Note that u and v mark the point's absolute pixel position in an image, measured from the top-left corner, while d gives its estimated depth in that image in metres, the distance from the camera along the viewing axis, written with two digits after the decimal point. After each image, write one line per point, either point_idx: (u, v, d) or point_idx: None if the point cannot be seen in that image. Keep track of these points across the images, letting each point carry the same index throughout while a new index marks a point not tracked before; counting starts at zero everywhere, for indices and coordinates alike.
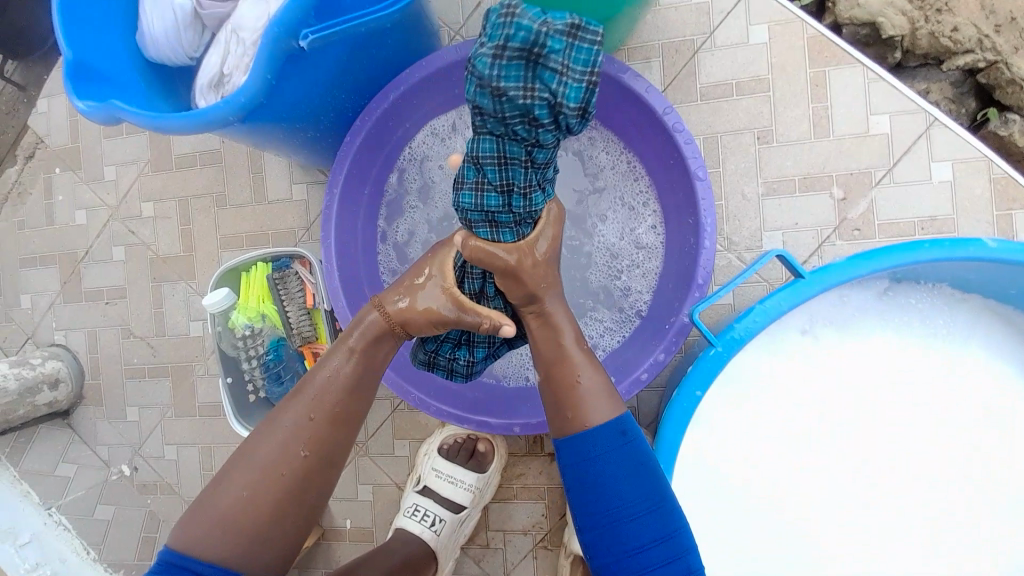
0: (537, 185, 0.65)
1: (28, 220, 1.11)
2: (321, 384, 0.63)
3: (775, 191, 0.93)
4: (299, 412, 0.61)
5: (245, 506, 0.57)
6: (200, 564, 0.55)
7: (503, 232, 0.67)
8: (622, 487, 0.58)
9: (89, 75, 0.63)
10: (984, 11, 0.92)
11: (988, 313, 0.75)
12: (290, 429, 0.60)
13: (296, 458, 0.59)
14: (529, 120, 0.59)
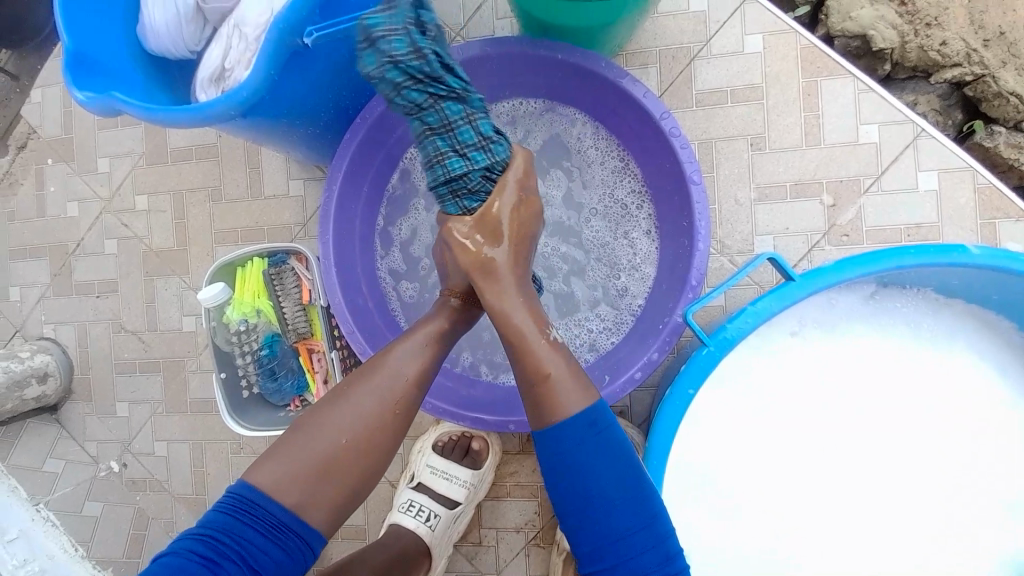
0: (454, 152, 0.68)
1: (19, 212, 1.10)
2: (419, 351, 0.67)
3: (767, 197, 0.94)
4: (399, 374, 0.65)
5: (333, 449, 0.60)
6: (275, 504, 0.56)
7: (448, 206, 0.70)
8: (593, 469, 0.58)
9: (88, 66, 0.62)
10: (973, 26, 0.95)
11: (973, 317, 0.77)
12: (389, 388, 0.63)
13: (388, 417, 0.63)
14: (395, 90, 0.64)
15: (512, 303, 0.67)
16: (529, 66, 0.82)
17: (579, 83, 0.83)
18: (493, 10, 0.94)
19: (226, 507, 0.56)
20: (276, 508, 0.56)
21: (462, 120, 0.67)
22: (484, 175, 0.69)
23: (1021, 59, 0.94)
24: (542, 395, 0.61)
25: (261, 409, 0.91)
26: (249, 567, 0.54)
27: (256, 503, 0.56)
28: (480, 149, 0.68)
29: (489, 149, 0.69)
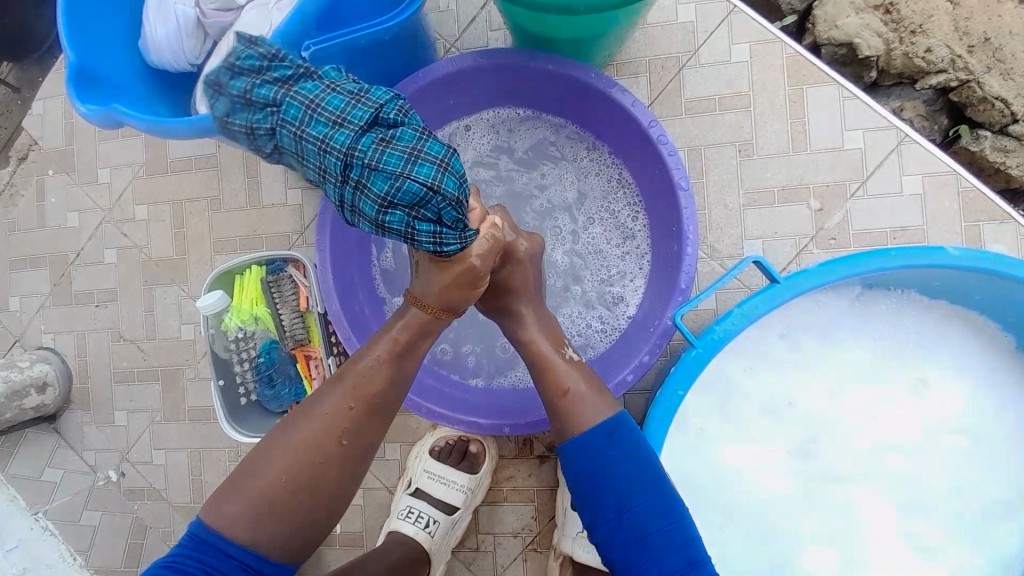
0: (334, 130, 0.57)
1: (19, 222, 1.11)
2: (364, 379, 0.66)
3: (756, 202, 0.96)
4: (339, 404, 0.65)
5: (273, 487, 0.62)
6: (215, 536, 0.60)
7: (368, 208, 0.59)
8: (615, 479, 0.62)
9: (91, 81, 0.64)
10: (957, 33, 0.97)
11: (960, 321, 0.78)
12: (327, 422, 0.64)
13: (332, 448, 0.64)
14: (249, 104, 0.58)
15: (524, 339, 0.73)
16: (521, 77, 0.84)
17: (570, 92, 0.84)
18: (487, 21, 0.97)
19: (175, 550, 0.60)
20: (217, 539, 0.60)
21: (322, 92, 0.57)
22: (378, 139, 0.58)
23: (1005, 65, 0.97)
24: (559, 414, 0.67)
25: (259, 417, 0.91)
26: None
27: (201, 538, 0.60)
28: (355, 108, 0.57)
29: (366, 101, 0.58)
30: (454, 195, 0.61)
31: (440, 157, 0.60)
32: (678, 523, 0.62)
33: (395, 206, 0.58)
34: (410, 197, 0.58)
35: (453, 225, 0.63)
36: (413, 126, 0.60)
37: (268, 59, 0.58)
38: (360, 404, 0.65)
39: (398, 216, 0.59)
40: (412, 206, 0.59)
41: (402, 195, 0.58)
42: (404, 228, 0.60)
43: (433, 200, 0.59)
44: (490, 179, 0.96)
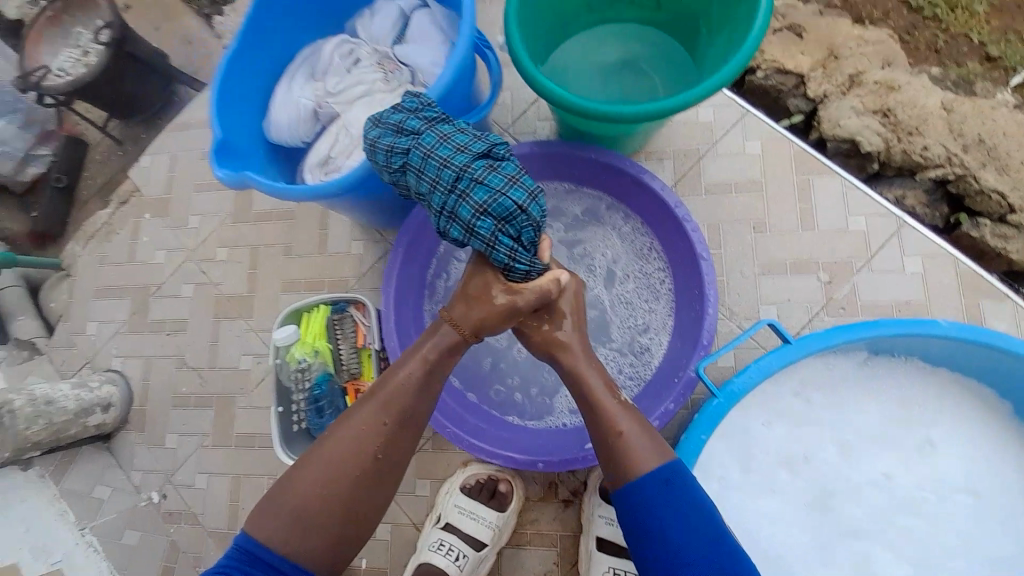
0: (456, 153, 0.69)
1: (110, 256, 1.27)
2: (400, 399, 0.73)
3: (771, 272, 1.07)
4: (375, 420, 0.71)
5: (315, 502, 0.68)
6: (262, 550, 0.66)
7: (465, 214, 0.69)
8: (670, 533, 0.64)
9: (228, 151, 0.78)
10: (951, 134, 1.12)
11: (963, 389, 0.85)
12: (364, 437, 0.70)
13: (369, 462, 0.70)
14: (399, 130, 0.71)
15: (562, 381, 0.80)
16: (566, 160, 0.99)
17: (607, 173, 0.99)
18: (535, 113, 1.15)
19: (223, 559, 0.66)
20: (263, 552, 0.66)
21: (454, 131, 0.71)
22: (488, 164, 0.69)
23: (1000, 161, 1.10)
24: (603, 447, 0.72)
25: (308, 444, 0.98)
26: None
27: (249, 550, 0.66)
28: (476, 142, 0.70)
29: (484, 139, 0.71)
30: (536, 220, 0.71)
31: (530, 187, 0.71)
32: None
33: (488, 215, 0.68)
34: (501, 210, 0.68)
35: (528, 247, 0.73)
36: (516, 162, 0.72)
37: (424, 104, 0.73)
38: (395, 424, 0.72)
39: (487, 224, 0.69)
40: (501, 218, 0.69)
41: (497, 207, 0.68)
42: (488, 235, 0.70)
43: (520, 217, 0.69)
44: None
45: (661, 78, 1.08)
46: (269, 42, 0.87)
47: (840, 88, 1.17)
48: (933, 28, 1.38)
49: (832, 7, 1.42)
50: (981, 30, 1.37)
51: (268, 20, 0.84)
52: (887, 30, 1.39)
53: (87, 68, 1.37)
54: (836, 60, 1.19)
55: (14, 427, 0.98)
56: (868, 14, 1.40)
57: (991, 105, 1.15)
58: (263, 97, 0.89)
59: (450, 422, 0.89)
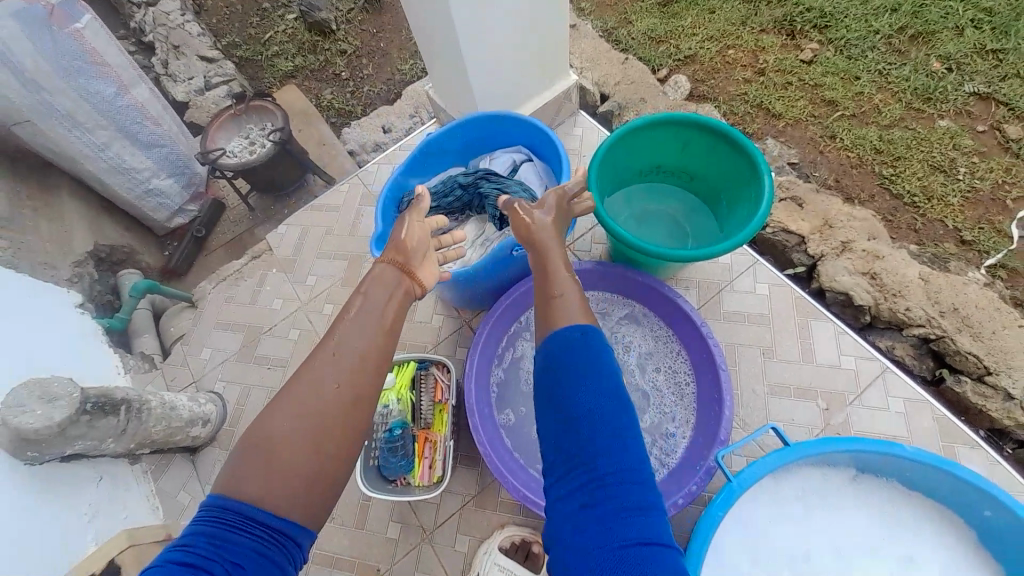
0: None
1: (235, 297, 1.58)
2: (356, 343, 0.70)
3: (777, 392, 1.30)
4: (340, 349, 0.70)
5: (288, 445, 0.62)
6: (238, 504, 0.58)
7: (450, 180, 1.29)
8: (573, 387, 0.62)
9: (383, 240, 1.13)
10: (929, 301, 1.39)
11: (937, 514, 1.01)
12: (334, 369, 0.67)
13: (347, 396, 0.66)
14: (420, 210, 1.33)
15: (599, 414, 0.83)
16: (618, 277, 1.29)
17: (648, 291, 1.28)
18: (592, 239, 1.49)
19: (191, 527, 0.57)
20: (241, 506, 0.58)
21: None
22: None
23: (971, 329, 1.35)
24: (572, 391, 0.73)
25: (378, 476, 1.19)
26: (234, 563, 0.54)
27: (222, 505, 0.58)
28: None
29: None
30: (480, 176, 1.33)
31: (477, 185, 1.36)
32: (623, 436, 0.59)
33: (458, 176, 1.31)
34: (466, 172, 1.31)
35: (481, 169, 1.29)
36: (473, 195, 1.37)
37: None
38: (365, 361, 0.69)
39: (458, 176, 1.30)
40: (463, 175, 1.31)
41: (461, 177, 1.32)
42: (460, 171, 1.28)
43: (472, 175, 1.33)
44: None
45: (678, 212, 1.45)
46: (417, 173, 1.29)
47: (835, 251, 1.49)
48: (912, 212, 1.74)
49: (829, 185, 1.81)
50: (955, 218, 1.71)
51: (419, 160, 1.26)
52: (874, 209, 1.75)
53: (253, 156, 1.85)
54: (831, 229, 1.53)
55: (144, 424, 1.18)
56: (858, 195, 1.78)
57: (964, 281, 1.41)
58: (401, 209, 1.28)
59: (511, 474, 1.08)
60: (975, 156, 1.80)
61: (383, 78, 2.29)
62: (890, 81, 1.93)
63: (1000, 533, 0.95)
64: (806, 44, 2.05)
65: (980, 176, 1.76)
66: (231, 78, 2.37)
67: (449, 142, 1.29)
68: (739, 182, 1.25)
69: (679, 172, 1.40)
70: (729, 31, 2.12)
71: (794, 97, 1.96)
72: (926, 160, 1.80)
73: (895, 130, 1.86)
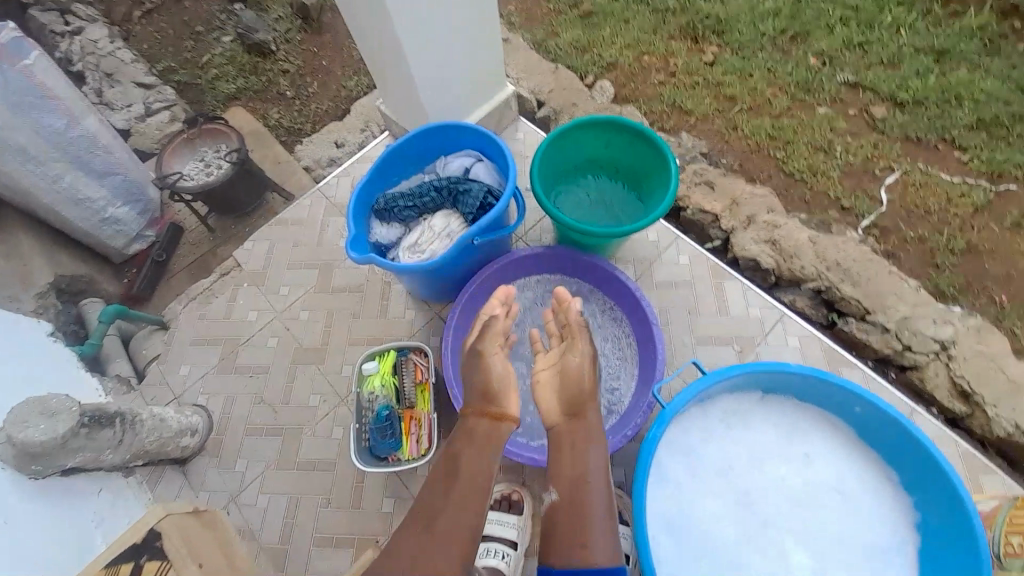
0: None
1: (208, 313, 1.66)
2: (451, 510, 0.92)
3: (702, 344, 1.58)
4: (434, 515, 0.92)
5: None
6: None
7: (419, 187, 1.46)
8: None
9: (356, 241, 1.30)
10: (818, 260, 1.70)
11: (825, 417, 1.29)
12: (428, 534, 0.88)
13: (440, 553, 0.86)
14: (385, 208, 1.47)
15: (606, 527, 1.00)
16: (565, 259, 1.52)
17: (590, 269, 1.51)
18: (540, 230, 1.71)
19: None
20: None
21: None
22: None
23: (848, 278, 1.67)
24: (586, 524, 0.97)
25: (368, 455, 1.33)
26: None
27: None
28: None
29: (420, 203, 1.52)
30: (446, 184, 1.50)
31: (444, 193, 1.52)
32: None
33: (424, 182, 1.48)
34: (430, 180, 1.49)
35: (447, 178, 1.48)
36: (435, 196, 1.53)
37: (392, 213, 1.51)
38: (455, 528, 0.90)
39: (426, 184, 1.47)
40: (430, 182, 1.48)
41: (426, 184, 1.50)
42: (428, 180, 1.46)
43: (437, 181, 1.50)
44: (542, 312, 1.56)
45: (612, 196, 1.65)
46: (380, 181, 1.46)
47: (742, 224, 1.79)
48: (802, 186, 2.06)
49: (734, 169, 2.12)
50: (835, 189, 2.03)
51: (382, 169, 1.44)
52: (771, 188, 2.08)
53: (214, 178, 1.92)
54: (738, 206, 1.82)
55: (139, 436, 1.26)
56: (758, 176, 2.10)
57: (842, 240, 1.74)
58: (368, 214, 1.45)
59: None
60: (849, 136, 2.14)
61: (330, 95, 2.39)
62: (777, 77, 2.27)
63: (866, 422, 1.23)
64: (708, 49, 2.37)
65: (856, 152, 2.10)
66: (172, 103, 2.39)
67: (408, 151, 1.46)
68: (657, 170, 1.48)
69: (608, 167, 1.64)
70: (643, 39, 2.41)
71: (701, 96, 2.27)
72: (810, 142, 2.13)
73: (784, 119, 2.20)
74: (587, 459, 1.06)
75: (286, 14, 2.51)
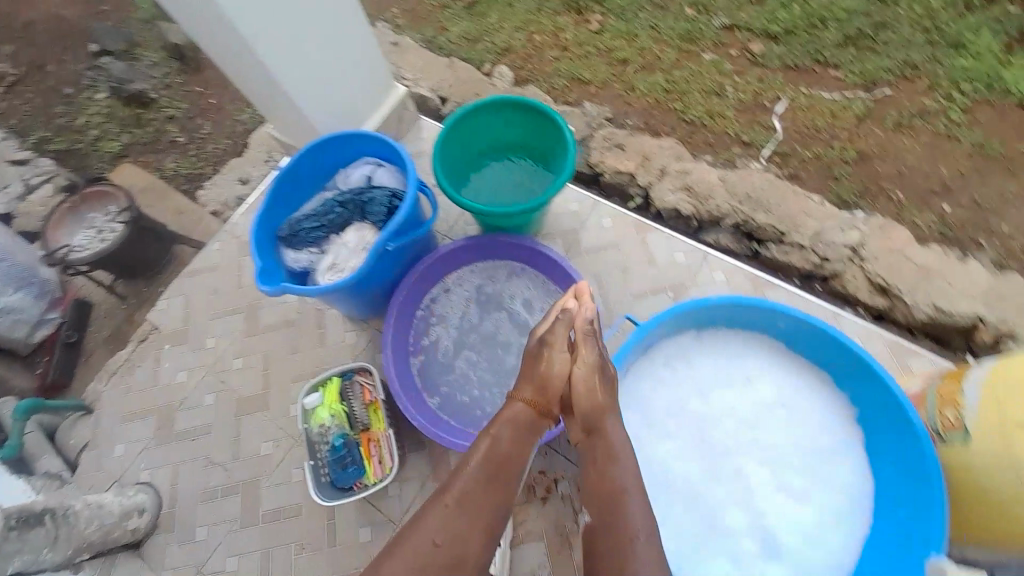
0: None
1: (134, 385, 1.55)
2: (469, 494, 1.03)
3: (639, 298, 1.66)
4: (451, 501, 1.02)
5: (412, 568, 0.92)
6: None
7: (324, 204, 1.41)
8: None
9: (265, 274, 1.24)
10: (731, 197, 1.78)
11: (758, 337, 1.35)
12: (446, 522, 0.98)
13: (455, 536, 0.97)
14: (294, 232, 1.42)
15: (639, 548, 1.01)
16: (490, 247, 1.53)
17: (516, 251, 1.52)
18: (465, 223, 1.70)
19: None
20: None
21: None
22: None
23: (759, 207, 1.76)
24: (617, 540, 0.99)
25: (331, 487, 1.29)
26: None
27: None
28: None
29: None
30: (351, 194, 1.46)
31: None
32: None
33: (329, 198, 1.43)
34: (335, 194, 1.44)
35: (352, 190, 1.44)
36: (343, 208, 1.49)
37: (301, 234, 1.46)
38: (473, 516, 1.00)
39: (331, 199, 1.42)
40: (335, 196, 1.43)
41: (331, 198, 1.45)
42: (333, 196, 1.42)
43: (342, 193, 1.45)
44: (481, 301, 1.56)
45: (520, 175, 1.64)
46: (281, 207, 1.41)
47: (657, 177, 1.84)
48: (704, 132, 2.15)
49: (641, 128, 2.19)
50: (735, 127, 2.14)
51: (279, 195, 1.38)
52: (676, 138, 2.16)
53: (106, 244, 1.84)
54: (650, 161, 1.88)
55: (74, 527, 1.27)
56: (664, 130, 2.18)
57: (748, 172, 1.82)
58: (275, 242, 1.39)
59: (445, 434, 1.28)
60: (737, 75, 2.24)
61: (225, 132, 2.26)
62: (661, 33, 2.35)
63: (792, 333, 1.30)
64: (593, 18, 2.42)
65: (744, 89, 2.21)
66: (53, 174, 2.21)
67: (302, 170, 1.40)
68: (557, 140, 1.50)
69: (503, 144, 1.63)
70: (530, 19, 2.43)
71: (596, 64, 2.32)
72: (703, 89, 2.23)
73: (676, 71, 2.28)
74: (615, 476, 1.08)
75: (161, 58, 2.34)
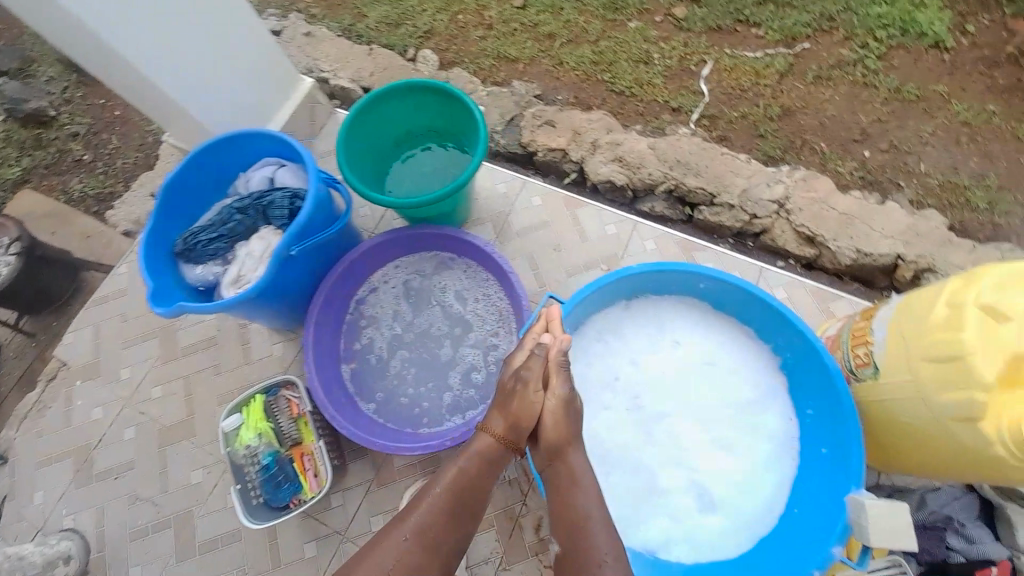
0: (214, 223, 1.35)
1: (46, 428, 1.44)
2: (423, 521, 0.99)
3: (575, 275, 1.64)
4: (408, 531, 0.98)
5: None
6: None
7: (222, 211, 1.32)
8: None
9: (156, 295, 1.16)
10: (662, 163, 1.76)
11: (686, 301, 1.34)
12: (400, 551, 0.95)
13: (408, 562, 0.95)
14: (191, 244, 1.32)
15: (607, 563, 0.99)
16: (412, 238, 1.46)
17: (440, 240, 1.47)
18: (390, 217, 1.63)
19: None
20: None
21: None
22: None
23: (689, 172, 1.75)
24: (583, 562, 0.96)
25: (265, 508, 1.23)
26: None
27: None
28: None
29: None
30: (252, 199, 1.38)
31: None
32: None
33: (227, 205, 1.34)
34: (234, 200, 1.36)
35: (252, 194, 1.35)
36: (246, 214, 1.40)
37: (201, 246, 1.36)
38: (431, 544, 0.98)
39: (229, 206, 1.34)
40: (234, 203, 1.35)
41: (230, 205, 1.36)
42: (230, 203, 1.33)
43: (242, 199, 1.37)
44: (411, 296, 1.51)
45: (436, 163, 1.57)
46: (174, 219, 1.31)
47: (589, 151, 1.80)
48: (634, 101, 2.12)
49: (571, 103, 2.14)
50: (663, 94, 2.11)
51: (169, 206, 1.29)
52: (607, 110, 2.12)
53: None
54: (580, 135, 1.83)
55: None
56: (594, 103, 2.13)
57: (676, 138, 1.81)
58: (173, 257, 1.30)
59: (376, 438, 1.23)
60: (662, 41, 2.22)
61: (134, 145, 2.08)
62: (585, 4, 2.30)
63: (717, 294, 1.29)
64: None
65: (670, 55, 2.18)
66: None
67: (193, 177, 1.31)
68: (468, 122, 1.46)
69: (416, 130, 1.55)
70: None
71: (521, 40, 2.25)
72: (630, 57, 2.19)
73: (602, 41, 2.23)
74: (581, 502, 1.02)
75: (58, 72, 2.16)
